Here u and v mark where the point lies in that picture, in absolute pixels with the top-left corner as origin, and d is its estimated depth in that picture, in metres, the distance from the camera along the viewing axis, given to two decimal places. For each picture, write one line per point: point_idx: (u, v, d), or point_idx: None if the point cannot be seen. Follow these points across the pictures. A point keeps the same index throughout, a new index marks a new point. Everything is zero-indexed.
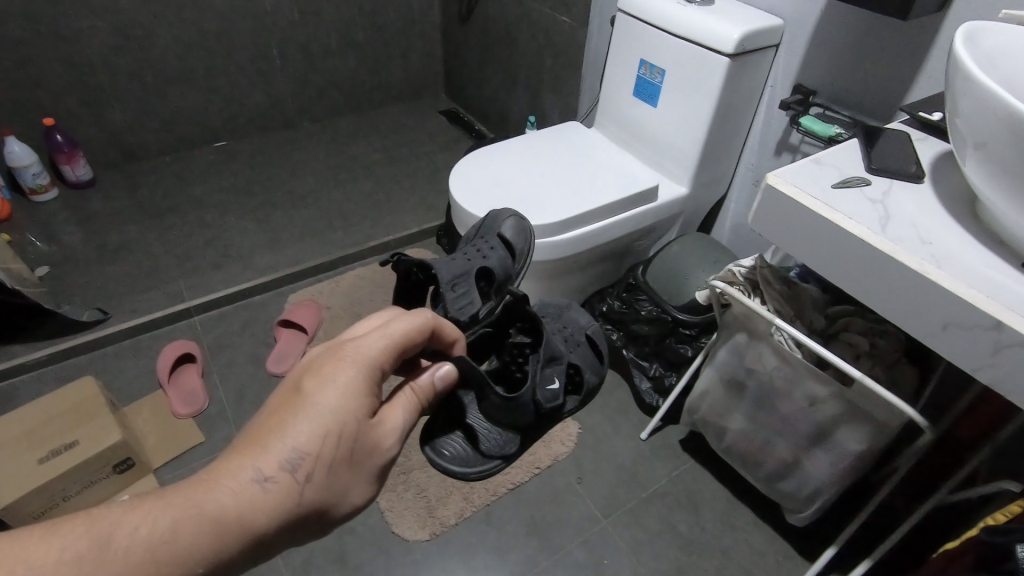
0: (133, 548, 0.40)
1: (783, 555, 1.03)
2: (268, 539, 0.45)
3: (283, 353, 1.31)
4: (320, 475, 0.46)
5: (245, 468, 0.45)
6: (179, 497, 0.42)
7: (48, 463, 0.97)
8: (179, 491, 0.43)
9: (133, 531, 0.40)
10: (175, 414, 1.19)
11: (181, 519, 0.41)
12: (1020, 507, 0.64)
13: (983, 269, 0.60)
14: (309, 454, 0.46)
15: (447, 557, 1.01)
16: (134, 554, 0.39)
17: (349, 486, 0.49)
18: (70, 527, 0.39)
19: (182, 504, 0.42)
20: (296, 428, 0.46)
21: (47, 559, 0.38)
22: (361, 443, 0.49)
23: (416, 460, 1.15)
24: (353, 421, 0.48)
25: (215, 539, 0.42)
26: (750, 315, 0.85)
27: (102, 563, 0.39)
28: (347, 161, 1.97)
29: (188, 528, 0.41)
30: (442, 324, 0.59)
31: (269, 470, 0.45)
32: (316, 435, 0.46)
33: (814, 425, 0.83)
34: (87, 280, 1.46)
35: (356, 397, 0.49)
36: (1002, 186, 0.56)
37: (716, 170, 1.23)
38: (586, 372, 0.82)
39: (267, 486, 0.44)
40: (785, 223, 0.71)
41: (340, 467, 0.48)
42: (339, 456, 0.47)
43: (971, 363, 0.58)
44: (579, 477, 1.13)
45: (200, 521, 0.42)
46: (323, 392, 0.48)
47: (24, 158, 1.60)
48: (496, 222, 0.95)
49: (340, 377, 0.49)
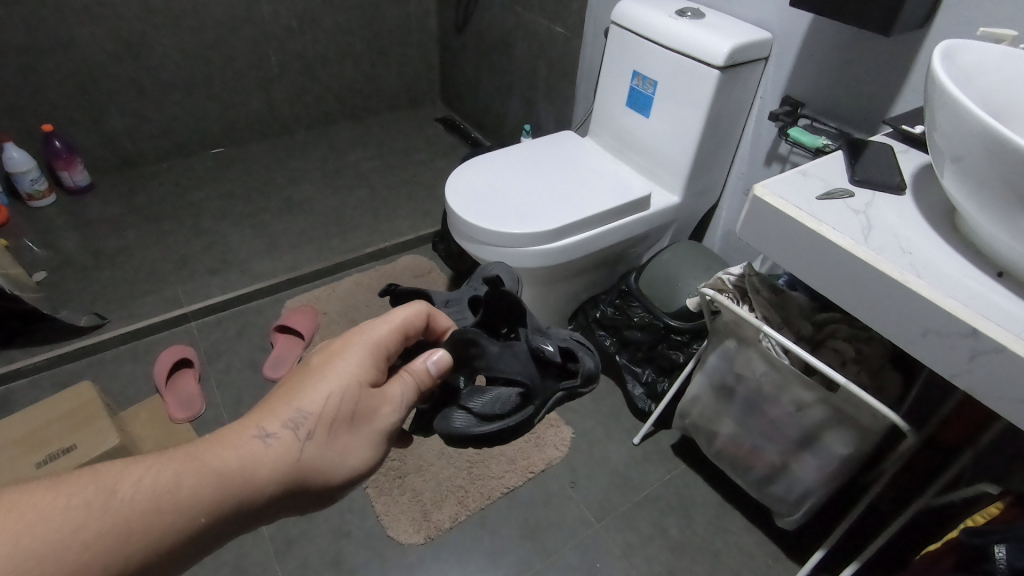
0: (138, 496, 0.42)
1: (772, 558, 1.05)
2: (267, 497, 0.47)
3: (280, 358, 1.32)
4: (319, 435, 0.49)
5: (249, 428, 0.48)
6: (185, 451, 0.45)
7: (45, 467, 0.97)
8: (186, 446, 0.46)
9: (138, 481, 0.42)
10: (174, 419, 1.20)
11: (185, 470, 0.44)
12: (998, 509, 0.66)
13: (960, 279, 0.62)
14: (311, 415, 0.49)
15: (442, 560, 1.02)
16: (139, 501, 0.41)
17: (348, 451, 0.51)
18: (77, 477, 0.41)
19: (188, 456, 0.45)
20: (300, 392, 0.50)
21: (57, 505, 0.39)
22: (361, 412, 0.51)
23: (412, 464, 1.16)
24: (352, 387, 0.51)
25: (217, 491, 0.44)
26: (739, 322, 0.86)
27: (108, 508, 0.40)
28: (345, 168, 1.99)
29: (191, 478, 0.43)
30: (435, 314, 0.62)
31: (273, 428, 0.48)
32: (318, 398, 0.49)
33: (801, 430, 0.85)
34: (85, 285, 1.47)
35: (355, 367, 0.52)
36: (978, 197, 0.59)
37: (707, 179, 1.25)
38: (580, 353, 0.67)
39: (269, 442, 0.47)
40: (772, 233, 0.73)
41: (339, 431, 0.50)
42: (339, 418, 0.50)
43: (950, 369, 0.60)
44: (572, 481, 1.15)
45: (204, 473, 0.44)
46: (324, 362, 0.52)
47: (23, 164, 1.61)
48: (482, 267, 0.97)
49: (344, 350, 0.52)
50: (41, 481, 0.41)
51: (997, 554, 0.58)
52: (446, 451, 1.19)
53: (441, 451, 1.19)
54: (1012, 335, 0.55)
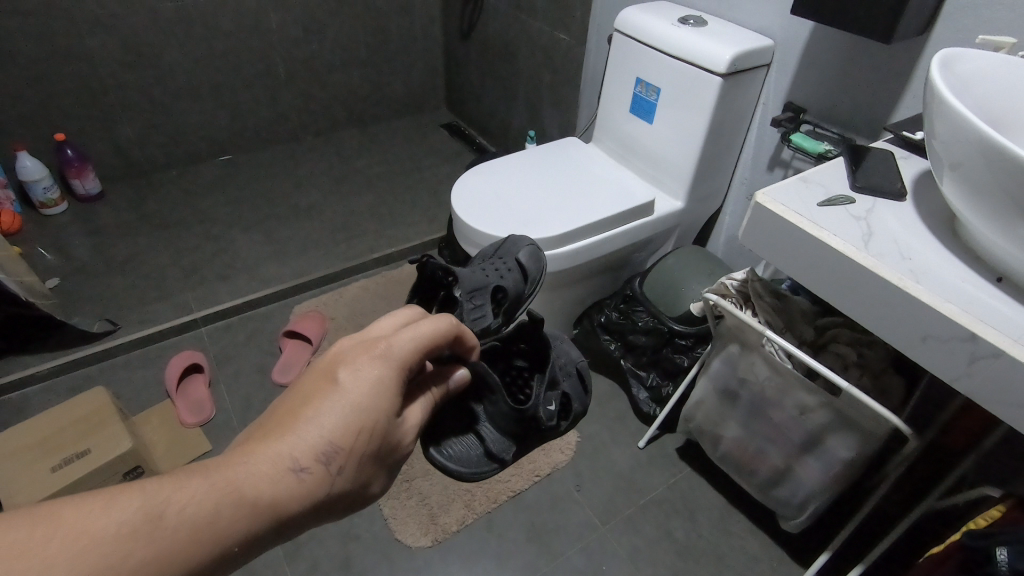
0: (183, 523, 0.39)
1: (777, 561, 1.05)
2: (296, 522, 0.45)
3: (289, 363, 1.34)
4: (348, 468, 0.45)
5: (280, 456, 0.43)
6: (221, 477, 0.41)
7: (61, 471, 0.99)
8: (220, 469, 0.41)
9: (182, 507, 0.39)
10: (184, 423, 1.22)
11: (224, 504, 0.40)
12: (1000, 511, 0.67)
13: (960, 284, 0.63)
14: (344, 447, 0.45)
15: (448, 563, 1.04)
16: (183, 530, 0.39)
17: (371, 476, 0.48)
18: (124, 497, 0.38)
19: (224, 487, 0.41)
20: (332, 420, 0.45)
21: (107, 529, 0.37)
22: (388, 440, 0.48)
23: (419, 468, 1.17)
24: (383, 419, 0.47)
25: (252, 524, 0.41)
26: (741, 327, 0.87)
27: (154, 538, 0.37)
28: (352, 174, 2.01)
29: (230, 512, 0.40)
30: (465, 330, 0.56)
31: (305, 461, 0.44)
32: (350, 429, 0.45)
33: (804, 434, 0.86)
34: (97, 292, 1.49)
35: (387, 394, 0.47)
36: (977, 204, 0.60)
37: (710, 185, 1.26)
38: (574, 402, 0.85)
39: (301, 477, 0.43)
40: (774, 240, 0.74)
41: (369, 462, 0.47)
42: (370, 452, 0.47)
43: (950, 373, 0.61)
44: (578, 485, 1.15)
45: (240, 508, 0.41)
46: (357, 389, 0.46)
47: (35, 172, 1.64)
48: (514, 246, 0.94)
49: (376, 375, 0.47)
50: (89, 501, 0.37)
51: (999, 557, 0.60)
52: None
53: None
54: (1010, 340, 0.56)
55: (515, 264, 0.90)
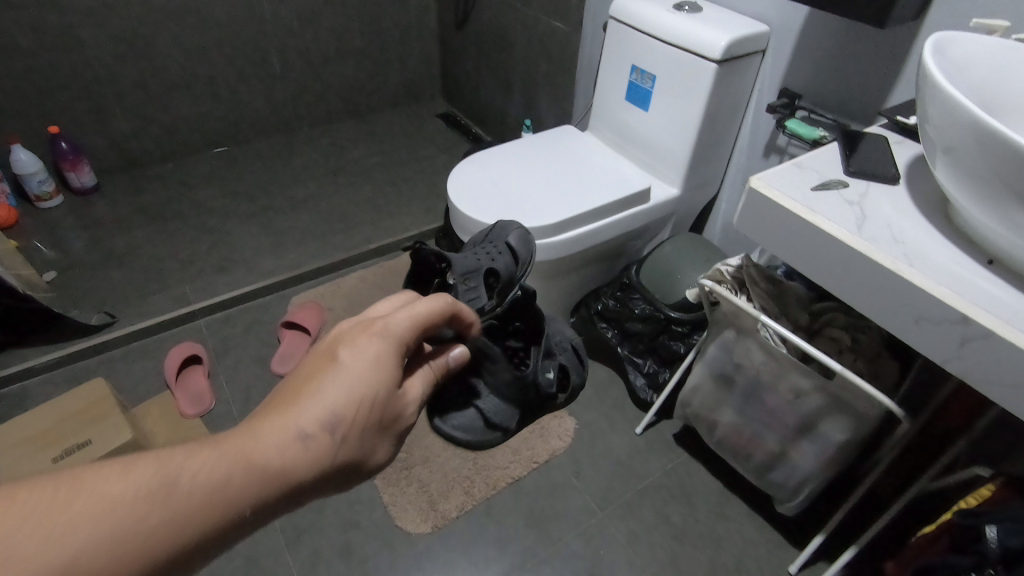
0: (197, 488, 0.39)
1: (773, 544, 1.07)
2: (303, 493, 0.45)
3: (287, 354, 1.35)
4: (352, 438, 0.46)
5: (286, 425, 0.44)
6: (231, 445, 0.42)
7: (62, 461, 1.00)
8: (229, 440, 0.42)
9: (196, 473, 0.39)
10: (184, 414, 1.22)
11: (235, 470, 0.41)
12: (989, 490, 0.69)
13: (952, 267, 0.64)
14: (347, 416, 0.45)
15: (448, 548, 1.05)
16: (197, 495, 0.39)
17: (374, 447, 0.49)
18: (138, 465, 0.38)
19: (233, 455, 0.41)
20: (334, 391, 0.46)
21: (124, 493, 0.37)
22: (389, 412, 0.49)
23: (418, 455, 1.18)
24: (385, 392, 0.48)
25: (262, 491, 0.42)
26: (737, 312, 0.88)
27: (169, 502, 0.38)
28: (349, 166, 2.00)
29: (240, 478, 0.41)
30: (459, 308, 0.57)
31: (310, 430, 0.44)
32: (353, 399, 0.46)
33: (799, 417, 0.87)
34: (94, 285, 1.49)
35: (386, 367, 0.48)
36: (969, 188, 0.60)
37: (706, 172, 1.26)
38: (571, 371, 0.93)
39: (306, 445, 0.44)
40: (769, 225, 0.74)
41: (370, 432, 0.48)
42: (371, 422, 0.47)
43: (943, 355, 0.61)
44: (576, 471, 1.17)
45: (250, 477, 0.41)
46: (359, 361, 0.47)
47: (30, 166, 1.63)
48: (504, 231, 0.91)
49: (374, 350, 0.48)
50: (105, 467, 0.38)
51: (988, 534, 0.63)
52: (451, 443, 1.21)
53: (446, 442, 1.21)
54: (1002, 321, 0.57)
55: (506, 247, 0.87)
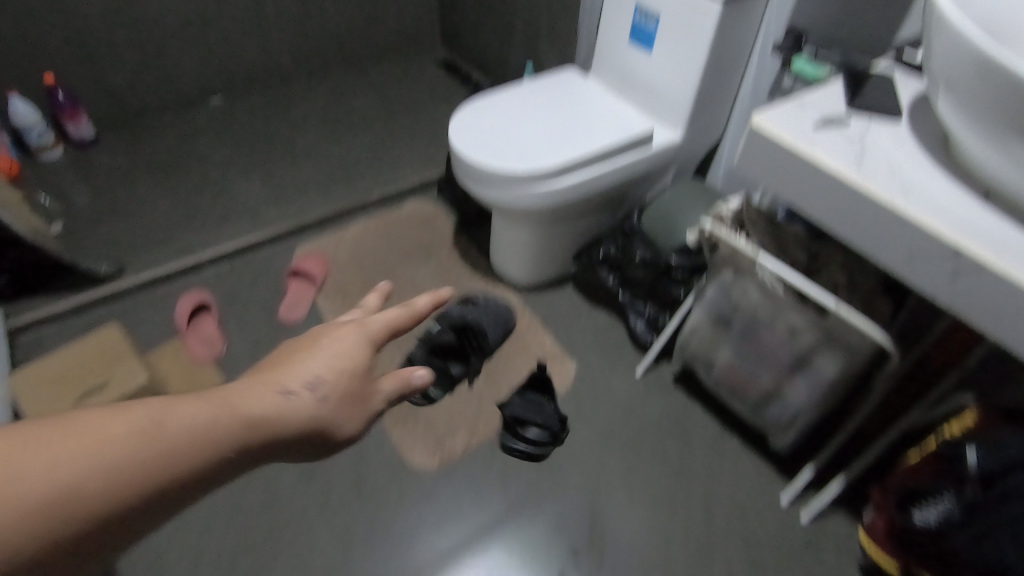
0: (181, 429, 0.34)
1: (766, 478, 1.11)
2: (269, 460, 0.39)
3: (294, 301, 1.38)
4: (334, 403, 0.42)
5: (267, 384, 0.40)
6: (212, 395, 0.37)
7: (82, 403, 1.05)
8: (209, 392, 0.37)
9: (176, 414, 0.34)
10: (196, 359, 1.26)
11: (219, 416, 0.36)
12: (971, 418, 0.74)
13: (948, 203, 0.65)
14: (327, 379, 0.42)
15: (455, 482, 1.10)
16: (182, 438, 0.34)
17: (352, 422, 0.44)
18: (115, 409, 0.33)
19: (217, 401, 0.37)
20: (315, 358, 0.43)
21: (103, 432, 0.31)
22: (369, 389, 0.45)
23: (424, 397, 1.22)
24: (367, 363, 0.45)
25: (242, 443, 0.37)
26: (735, 253, 0.89)
27: (154, 439, 0.33)
28: (348, 116, 1.98)
29: (223, 424, 0.36)
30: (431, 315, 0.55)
31: (290, 390, 0.40)
32: (334, 364, 0.43)
33: (794, 354, 0.90)
34: (101, 236, 1.51)
35: (363, 345, 0.46)
36: (971, 123, 0.60)
37: (710, 116, 1.25)
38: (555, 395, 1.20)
39: (286, 403, 0.40)
40: (769, 164, 0.74)
41: (352, 403, 0.43)
42: (354, 391, 0.43)
43: (934, 289, 0.63)
44: (577, 411, 1.21)
45: (237, 428, 0.37)
46: (340, 341, 0.45)
47: (28, 117, 1.62)
48: None
49: (352, 333, 0.46)
50: (68, 421, 0.32)
51: (968, 457, 0.68)
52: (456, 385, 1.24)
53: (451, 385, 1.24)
54: (994, 254, 0.58)
55: None
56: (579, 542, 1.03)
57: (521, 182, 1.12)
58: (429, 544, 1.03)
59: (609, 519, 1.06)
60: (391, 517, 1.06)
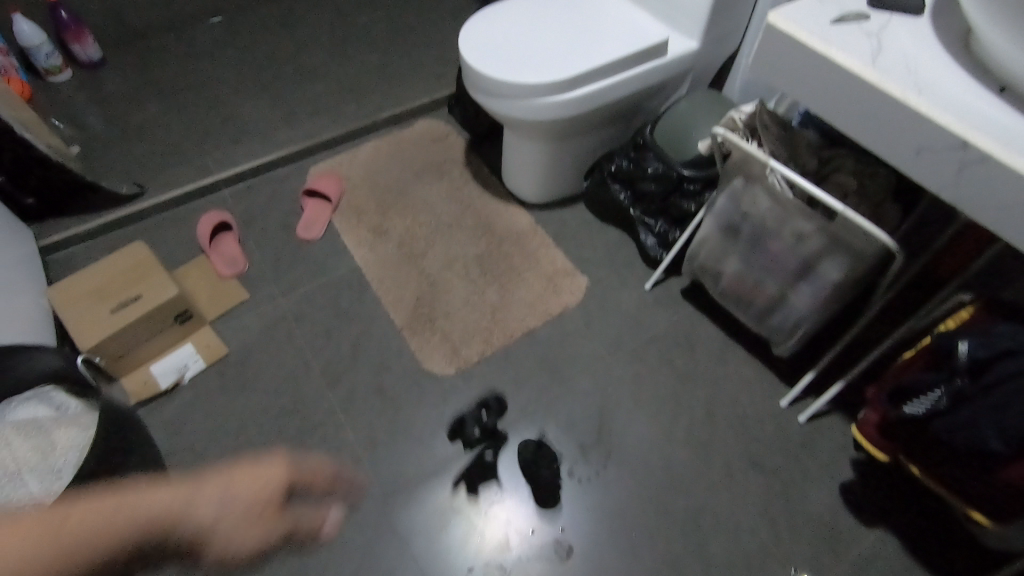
0: (73, 536, 0.38)
1: (768, 383, 1.17)
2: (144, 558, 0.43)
3: (311, 220, 1.42)
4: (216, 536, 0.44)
5: (170, 502, 0.43)
6: (114, 500, 0.41)
7: (119, 313, 1.10)
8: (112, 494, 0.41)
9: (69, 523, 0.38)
10: (221, 276, 1.31)
11: (102, 527, 0.40)
12: (967, 314, 0.77)
13: (960, 97, 0.64)
14: (217, 514, 0.44)
15: (471, 387, 1.17)
16: (68, 551, 0.38)
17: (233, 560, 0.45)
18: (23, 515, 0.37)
19: (112, 505, 0.41)
20: (220, 483, 0.45)
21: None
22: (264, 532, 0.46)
23: (440, 310, 1.27)
24: (267, 500, 0.46)
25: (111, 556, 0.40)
26: (747, 159, 0.89)
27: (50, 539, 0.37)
28: (354, 33, 1.93)
29: (104, 529, 0.40)
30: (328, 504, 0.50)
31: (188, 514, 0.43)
32: (230, 497, 0.45)
33: (800, 261, 0.92)
34: (119, 158, 1.53)
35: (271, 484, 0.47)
36: (991, 10, 0.59)
37: (728, 22, 1.21)
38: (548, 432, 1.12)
39: (173, 526, 0.43)
40: (783, 63, 0.73)
41: (236, 543, 0.45)
42: (244, 530, 0.45)
43: (939, 184, 0.64)
44: (587, 323, 1.25)
45: (120, 543, 0.40)
46: (247, 472, 0.46)
47: (34, 38, 1.60)
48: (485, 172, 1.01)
49: (264, 464, 0.47)
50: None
51: (960, 349, 0.72)
52: (470, 299, 1.29)
53: (465, 299, 1.29)
54: (1000, 145, 0.59)
55: None
56: (587, 439, 1.11)
57: (536, 93, 1.11)
58: (448, 441, 1.10)
59: (615, 419, 1.13)
60: (412, 417, 1.13)
